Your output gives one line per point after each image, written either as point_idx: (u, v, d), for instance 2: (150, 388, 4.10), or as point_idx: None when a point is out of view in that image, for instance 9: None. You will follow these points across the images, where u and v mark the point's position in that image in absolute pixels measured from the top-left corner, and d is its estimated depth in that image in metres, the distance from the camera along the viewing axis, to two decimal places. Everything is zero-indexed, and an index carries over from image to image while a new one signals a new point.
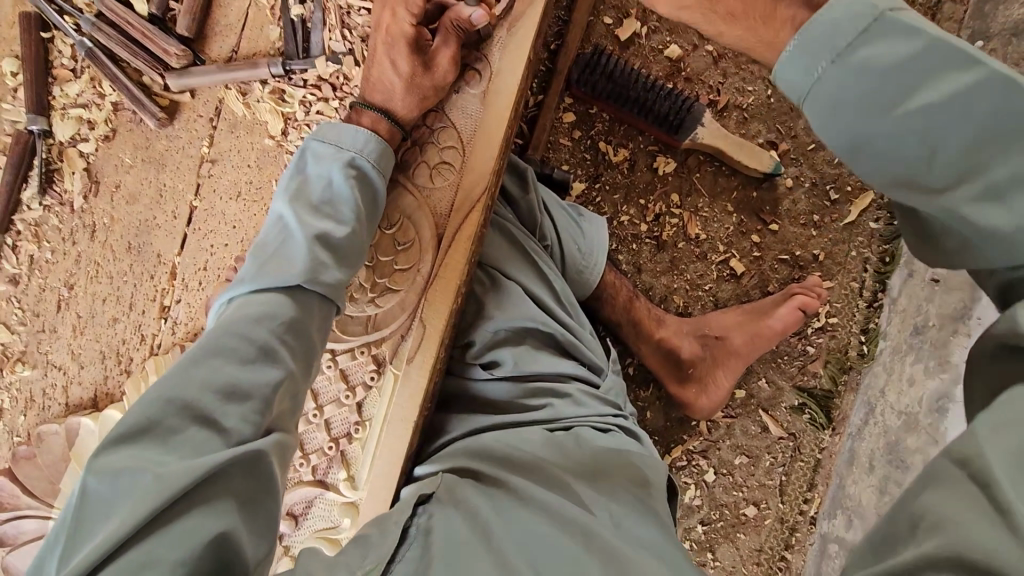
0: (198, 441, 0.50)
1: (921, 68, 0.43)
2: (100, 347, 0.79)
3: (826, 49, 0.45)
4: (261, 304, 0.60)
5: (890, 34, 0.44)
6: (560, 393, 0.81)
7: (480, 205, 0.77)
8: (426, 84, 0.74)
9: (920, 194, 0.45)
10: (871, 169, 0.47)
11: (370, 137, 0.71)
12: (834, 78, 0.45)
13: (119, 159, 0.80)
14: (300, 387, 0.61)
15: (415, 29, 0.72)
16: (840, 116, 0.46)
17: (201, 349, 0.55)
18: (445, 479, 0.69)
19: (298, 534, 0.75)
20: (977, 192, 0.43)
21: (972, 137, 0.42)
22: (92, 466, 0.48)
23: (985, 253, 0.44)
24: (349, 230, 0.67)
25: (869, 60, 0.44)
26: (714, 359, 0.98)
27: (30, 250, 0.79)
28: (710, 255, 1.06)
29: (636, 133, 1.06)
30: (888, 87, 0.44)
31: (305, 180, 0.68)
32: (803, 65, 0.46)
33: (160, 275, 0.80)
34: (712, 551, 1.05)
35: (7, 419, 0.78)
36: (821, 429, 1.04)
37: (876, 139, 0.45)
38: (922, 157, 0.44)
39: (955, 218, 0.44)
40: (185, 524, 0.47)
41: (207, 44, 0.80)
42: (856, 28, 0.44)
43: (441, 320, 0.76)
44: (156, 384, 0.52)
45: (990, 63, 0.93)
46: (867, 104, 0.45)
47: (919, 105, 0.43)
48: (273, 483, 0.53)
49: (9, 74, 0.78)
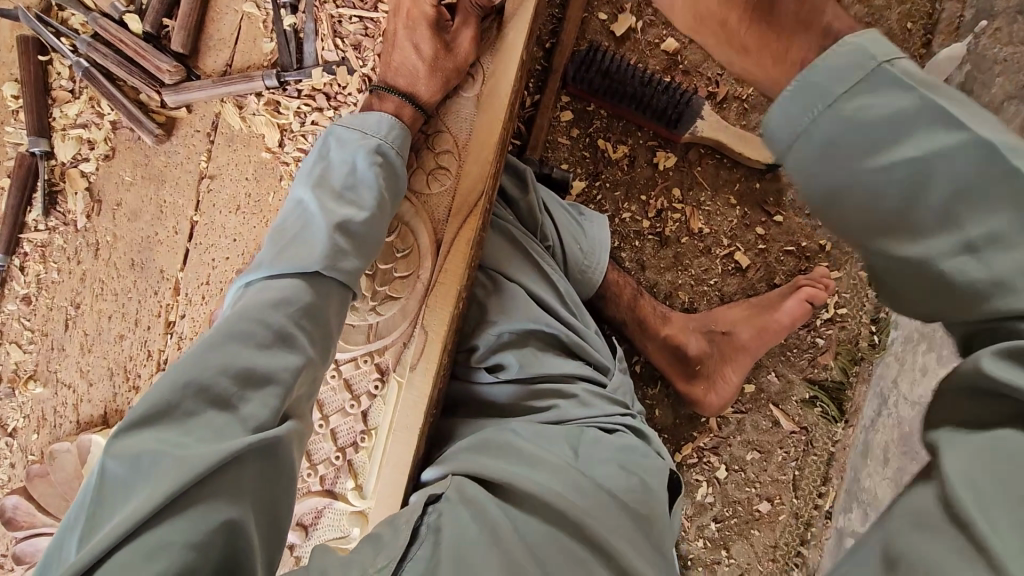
0: (217, 425, 0.50)
1: (906, 115, 0.37)
2: (108, 364, 0.80)
3: (810, 95, 0.39)
4: (284, 288, 0.60)
5: (871, 83, 0.38)
6: (566, 395, 0.81)
7: (478, 210, 0.77)
8: (448, 66, 0.75)
9: (891, 244, 0.38)
10: (844, 221, 0.40)
11: (393, 123, 0.72)
12: (818, 124, 0.39)
13: (120, 178, 0.80)
14: (318, 374, 0.62)
15: (435, 10, 0.74)
16: (820, 161, 0.39)
17: (223, 331, 0.55)
18: (454, 479, 0.69)
19: (307, 543, 0.75)
20: (959, 245, 0.36)
21: (955, 190, 0.36)
22: (112, 448, 0.47)
23: (964, 307, 0.37)
24: (369, 218, 0.68)
25: (857, 111, 0.38)
26: (722, 355, 0.97)
27: (37, 270, 0.80)
28: (715, 249, 1.05)
29: (635, 129, 1.06)
30: (870, 132, 0.38)
31: (328, 166, 0.69)
32: (784, 110, 0.40)
33: (164, 291, 0.80)
34: (727, 549, 1.04)
35: (19, 439, 0.79)
36: (833, 422, 1.02)
37: (860, 184, 0.38)
38: (904, 206, 0.37)
39: (928, 277, 0.37)
40: (205, 504, 0.47)
41: (202, 59, 0.80)
42: (844, 73, 0.38)
43: (442, 326, 0.76)
44: (182, 364, 0.52)
45: (995, 43, 0.91)
46: (852, 150, 0.38)
47: (904, 153, 0.37)
48: (289, 467, 0.54)
49: (10, 98, 0.79)
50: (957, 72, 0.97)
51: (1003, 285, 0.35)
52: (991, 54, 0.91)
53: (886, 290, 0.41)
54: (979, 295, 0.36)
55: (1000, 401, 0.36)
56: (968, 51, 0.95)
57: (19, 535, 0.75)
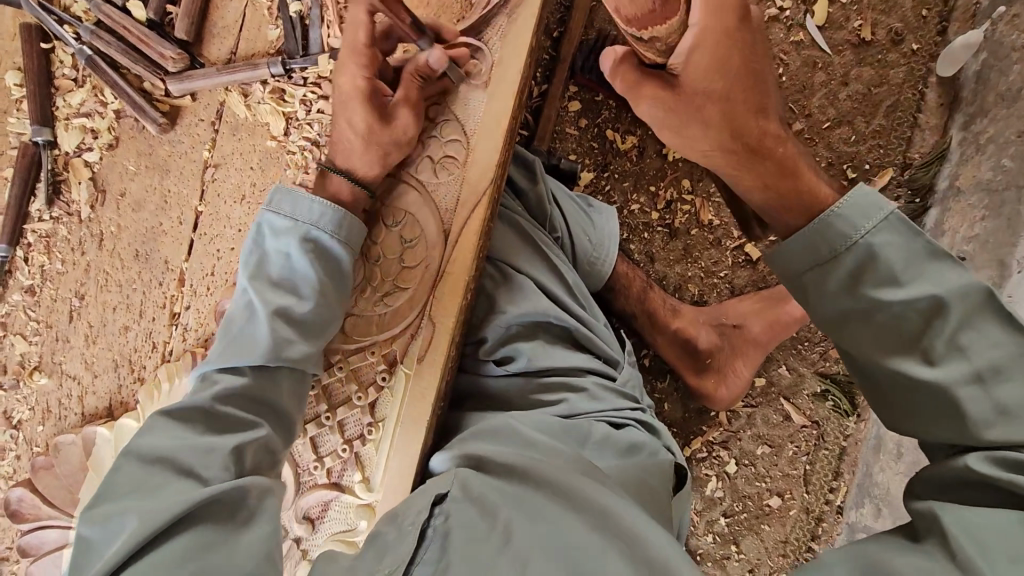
0: (181, 487, 0.54)
1: (912, 261, 0.48)
2: (113, 356, 0.79)
3: (837, 230, 0.50)
4: (230, 385, 0.62)
5: (891, 226, 0.48)
6: (576, 388, 0.80)
7: (487, 198, 0.75)
8: (386, 138, 0.72)
9: (906, 373, 0.47)
10: (856, 342, 0.50)
11: (325, 206, 0.68)
12: (842, 256, 0.49)
13: (123, 167, 0.79)
14: (277, 448, 0.64)
15: (369, 82, 0.71)
16: (825, 289, 0.51)
17: (178, 416, 0.59)
18: (458, 473, 0.67)
19: (315, 537, 0.74)
20: (962, 375, 0.45)
21: (961, 323, 0.46)
22: (86, 515, 0.52)
23: (967, 433, 0.46)
24: (313, 305, 0.66)
25: (877, 246, 0.48)
26: (733, 349, 0.95)
27: (41, 262, 0.79)
28: (725, 241, 1.04)
29: (644, 119, 1.04)
30: (882, 272, 0.48)
31: (264, 256, 0.67)
32: (809, 238, 0.51)
33: (169, 282, 0.79)
34: (736, 544, 1.03)
35: (25, 431, 0.78)
36: (845, 416, 1.00)
37: (873, 315, 0.49)
38: (910, 338, 0.48)
39: (943, 397, 0.46)
40: (171, 553, 0.50)
41: (206, 47, 0.79)
42: (863, 215, 0.49)
43: (450, 319, 0.74)
44: (153, 439, 0.57)
45: (1013, 29, 0.90)
46: (869, 283, 0.49)
47: (914, 291, 0.47)
48: (255, 513, 0.57)
49: (13, 87, 0.78)
50: (974, 60, 0.96)
51: (1006, 413, 0.44)
52: (1009, 41, 0.90)
53: (893, 404, 0.49)
54: (978, 424, 0.45)
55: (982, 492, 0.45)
56: (985, 38, 0.94)
57: (26, 528, 0.75)
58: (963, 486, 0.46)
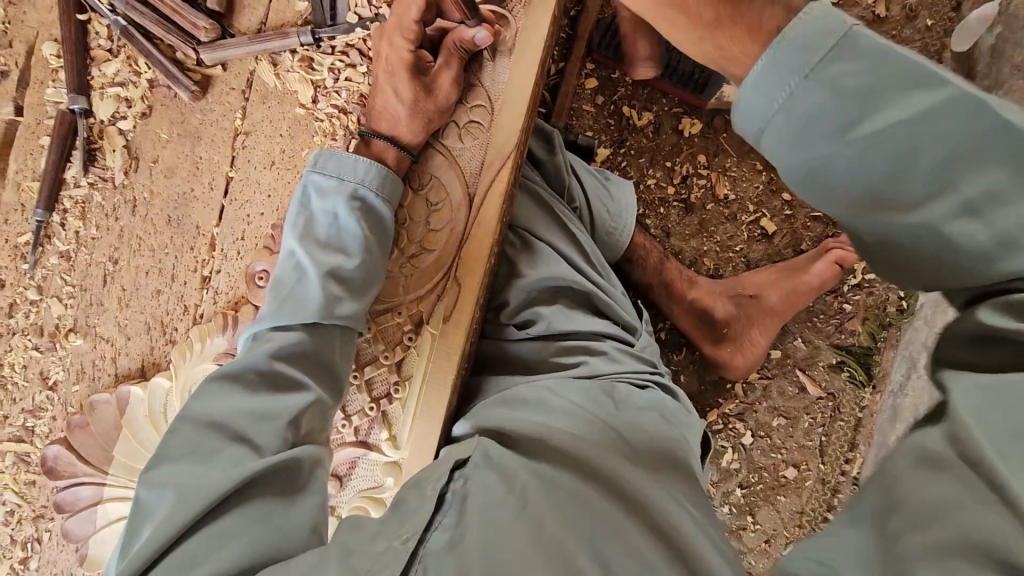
0: (234, 457, 0.56)
1: (880, 87, 0.40)
2: (146, 318, 0.81)
3: (785, 72, 0.43)
4: (286, 342, 0.64)
5: (846, 55, 0.41)
6: (595, 351, 0.81)
7: (510, 161, 0.77)
8: (430, 107, 0.75)
9: (888, 214, 0.41)
10: (834, 194, 0.43)
11: (370, 165, 0.71)
12: (795, 103, 0.43)
13: (156, 135, 0.82)
14: (330, 411, 0.66)
15: (413, 54, 0.73)
16: (794, 142, 0.43)
17: (227, 380, 0.61)
18: (480, 441, 0.66)
19: (343, 494, 0.76)
20: (956, 209, 0.39)
21: (948, 152, 0.39)
22: (145, 479, 0.55)
23: (976, 273, 0.40)
24: (360, 262, 0.69)
25: (833, 79, 0.41)
26: (749, 319, 0.96)
27: (77, 227, 0.81)
28: (740, 215, 1.05)
29: (660, 96, 1.06)
30: (844, 108, 0.41)
31: (312, 216, 0.70)
32: (756, 95, 0.44)
33: (200, 247, 0.81)
34: (753, 515, 1.04)
35: (60, 392, 0.80)
36: (860, 387, 1.02)
37: (836, 159, 0.42)
38: (888, 176, 0.41)
39: (931, 238, 0.40)
40: (225, 520, 0.53)
41: (237, 18, 0.82)
42: (815, 46, 0.41)
43: (475, 281, 0.76)
44: (207, 403, 0.59)
45: None
46: (829, 127, 0.42)
47: (875, 128, 0.40)
48: (303, 482, 0.59)
49: (51, 57, 0.81)
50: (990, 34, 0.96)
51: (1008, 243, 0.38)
52: None
53: (897, 263, 0.44)
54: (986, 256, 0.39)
55: (999, 348, 0.38)
56: (999, 12, 0.94)
57: (61, 485, 0.77)
58: (982, 344, 0.39)
